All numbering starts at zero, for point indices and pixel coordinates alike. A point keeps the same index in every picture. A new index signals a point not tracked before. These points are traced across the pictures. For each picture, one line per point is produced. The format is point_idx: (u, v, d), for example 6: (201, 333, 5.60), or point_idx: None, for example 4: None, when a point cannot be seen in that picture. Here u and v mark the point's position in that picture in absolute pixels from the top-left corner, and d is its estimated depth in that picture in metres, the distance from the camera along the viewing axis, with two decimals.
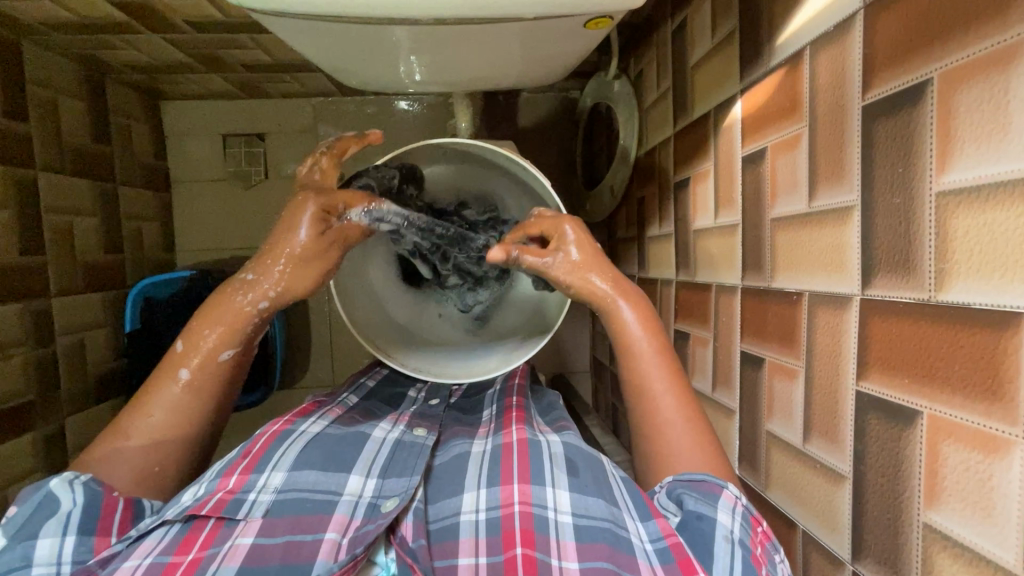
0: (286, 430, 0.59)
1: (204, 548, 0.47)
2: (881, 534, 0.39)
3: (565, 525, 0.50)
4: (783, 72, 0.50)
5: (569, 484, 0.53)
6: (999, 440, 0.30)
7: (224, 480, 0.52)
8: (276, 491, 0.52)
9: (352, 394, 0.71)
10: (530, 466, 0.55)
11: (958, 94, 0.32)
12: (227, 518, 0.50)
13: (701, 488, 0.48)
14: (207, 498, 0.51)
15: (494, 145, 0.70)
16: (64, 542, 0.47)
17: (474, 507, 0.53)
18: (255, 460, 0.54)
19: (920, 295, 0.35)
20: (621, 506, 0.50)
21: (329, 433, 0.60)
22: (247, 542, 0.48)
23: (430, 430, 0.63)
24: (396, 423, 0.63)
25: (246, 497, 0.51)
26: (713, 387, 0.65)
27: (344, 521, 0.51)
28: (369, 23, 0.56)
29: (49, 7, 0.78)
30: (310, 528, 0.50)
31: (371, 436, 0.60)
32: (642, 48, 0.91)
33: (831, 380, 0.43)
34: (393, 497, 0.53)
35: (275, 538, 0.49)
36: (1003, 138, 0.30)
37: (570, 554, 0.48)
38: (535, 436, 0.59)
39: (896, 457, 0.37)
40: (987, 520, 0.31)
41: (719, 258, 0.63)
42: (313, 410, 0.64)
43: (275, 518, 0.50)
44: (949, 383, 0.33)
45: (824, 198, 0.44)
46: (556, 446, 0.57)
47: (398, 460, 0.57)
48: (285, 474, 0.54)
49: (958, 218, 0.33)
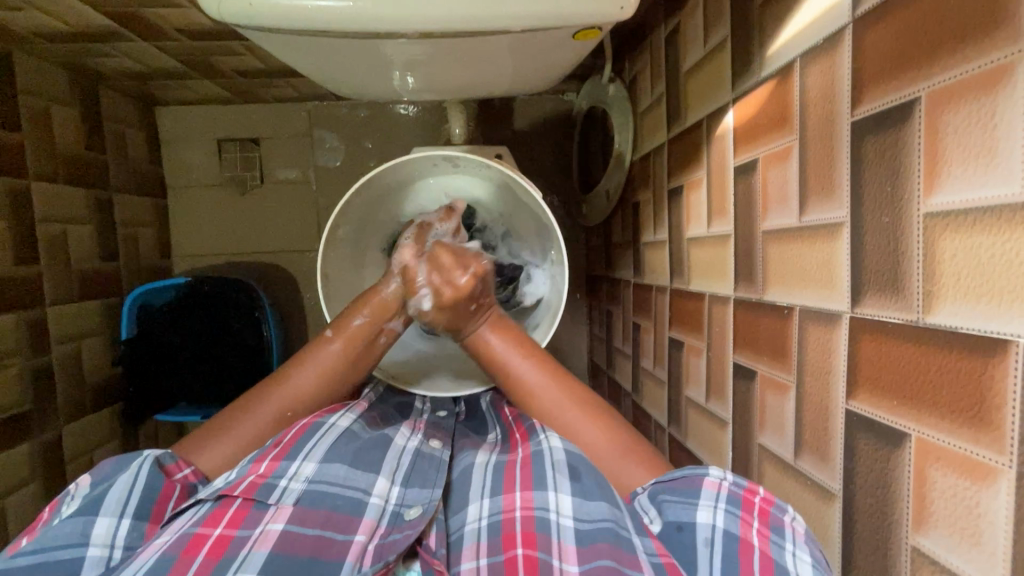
0: (316, 422, 0.57)
1: (233, 526, 0.47)
2: (871, 555, 0.38)
3: (567, 528, 0.49)
4: (773, 85, 0.50)
5: (572, 489, 0.52)
6: (985, 467, 0.30)
7: (256, 465, 0.51)
8: (307, 480, 0.52)
9: (369, 393, 0.70)
10: (530, 472, 0.54)
11: (946, 114, 0.32)
12: (258, 500, 0.49)
13: (680, 488, 0.48)
14: (239, 480, 0.50)
15: (490, 162, 0.72)
16: (119, 525, 0.49)
17: (477, 515, 0.53)
18: (287, 449, 0.53)
19: (908, 317, 0.35)
20: (622, 509, 0.49)
21: (357, 431, 0.58)
22: (277, 528, 0.47)
23: (446, 442, 0.61)
24: (414, 430, 0.63)
25: (277, 483, 0.50)
26: (707, 397, 0.64)
27: (371, 525, 0.50)
28: (356, 37, 0.56)
29: (38, 16, 0.77)
30: (340, 526, 0.50)
31: (393, 442, 0.59)
32: (636, 52, 0.90)
33: (822, 397, 0.43)
34: (417, 506, 0.53)
35: (308, 529, 0.48)
36: (991, 162, 0.29)
37: (570, 556, 0.48)
38: (537, 445, 0.56)
39: (885, 477, 0.37)
40: (975, 548, 0.31)
41: (712, 268, 0.63)
42: (343, 405, 0.62)
43: (308, 509, 0.50)
44: (938, 407, 0.33)
45: (815, 213, 0.44)
46: (558, 454, 0.54)
47: (418, 472, 0.57)
48: (316, 465, 0.53)
49: (946, 240, 0.32)
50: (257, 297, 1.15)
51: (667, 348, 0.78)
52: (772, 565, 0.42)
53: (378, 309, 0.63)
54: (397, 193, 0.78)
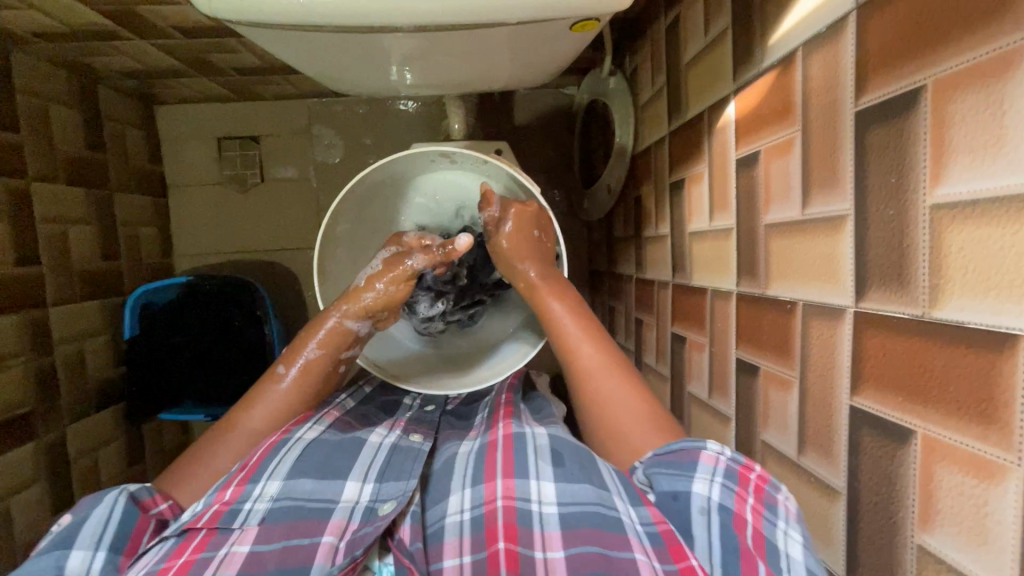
0: (282, 438, 0.56)
1: (197, 551, 0.47)
2: (876, 554, 0.38)
3: (550, 515, 0.50)
4: (775, 74, 0.49)
5: (554, 474, 0.52)
6: (993, 466, 0.29)
7: (222, 492, 0.51)
8: (272, 499, 0.51)
9: (349, 397, 0.70)
10: (513, 460, 0.54)
11: (953, 102, 0.31)
12: (221, 527, 0.48)
13: (678, 462, 0.47)
14: (204, 511, 0.50)
15: (489, 156, 0.71)
16: (95, 556, 0.48)
17: (458, 508, 0.53)
18: (252, 471, 0.53)
19: (915, 311, 0.34)
20: (610, 489, 0.50)
21: (326, 439, 0.58)
22: (244, 550, 0.47)
23: (426, 437, 0.63)
24: (391, 429, 0.63)
25: (242, 507, 0.50)
26: (709, 392, 0.63)
27: (341, 524, 0.50)
28: (351, 31, 0.55)
29: (35, 15, 0.77)
30: (307, 531, 0.49)
31: (367, 442, 0.59)
32: (636, 44, 0.89)
33: (826, 393, 0.42)
34: (390, 501, 0.53)
35: (272, 544, 0.48)
36: (1000, 151, 0.28)
37: (555, 543, 0.48)
38: (521, 430, 0.58)
39: (890, 475, 0.36)
40: (982, 548, 0.30)
41: (714, 263, 0.62)
42: (311, 415, 0.62)
43: (271, 525, 0.49)
44: (943, 403, 0.32)
45: (818, 205, 0.43)
46: (541, 440, 0.56)
47: (392, 466, 0.57)
48: (281, 482, 0.52)
49: (953, 232, 0.31)
50: (257, 297, 1.13)
51: (669, 343, 0.77)
52: (763, 541, 0.41)
53: (331, 339, 0.63)
54: (394, 190, 0.77)
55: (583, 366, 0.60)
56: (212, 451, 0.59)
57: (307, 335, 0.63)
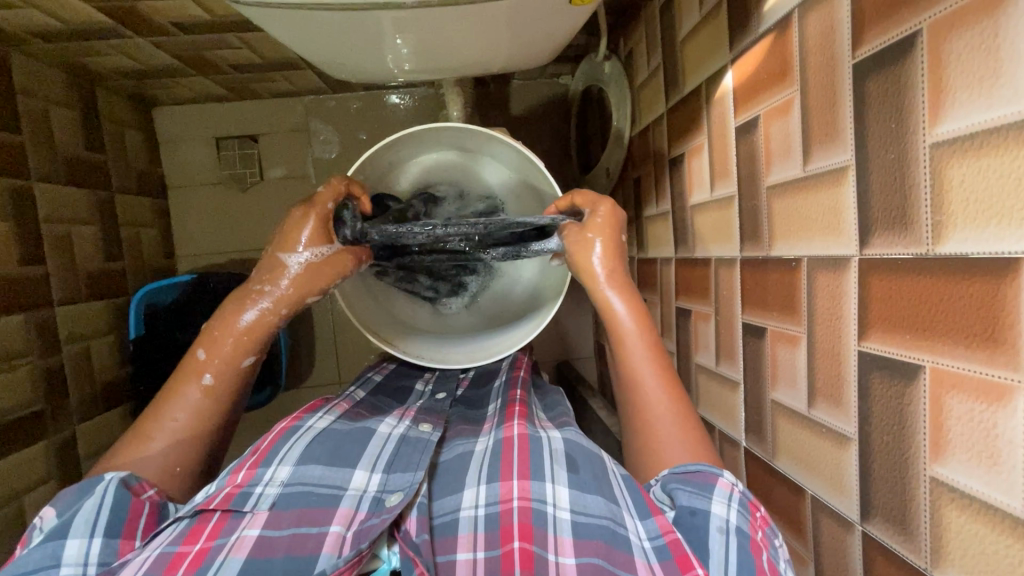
0: (293, 426, 0.57)
1: (211, 539, 0.46)
2: (890, 492, 0.39)
3: (564, 521, 0.49)
4: (771, 39, 0.50)
5: (568, 480, 0.52)
6: (1001, 387, 0.30)
7: (234, 475, 0.51)
8: (283, 484, 0.51)
9: (357, 389, 0.70)
10: (529, 460, 0.54)
11: (948, 42, 0.32)
12: (234, 509, 0.48)
13: (696, 481, 0.48)
14: (215, 493, 0.49)
15: (491, 132, 0.71)
16: (91, 543, 0.46)
17: (473, 502, 0.52)
18: (264, 455, 0.53)
19: (919, 250, 0.35)
20: (620, 504, 0.49)
21: (334, 428, 0.58)
22: (254, 534, 0.47)
23: (436, 426, 0.61)
24: (400, 419, 0.62)
25: (253, 490, 0.50)
26: (717, 360, 0.64)
27: (348, 514, 0.50)
28: (353, 9, 0.56)
29: (35, 16, 0.78)
30: (315, 520, 0.49)
31: (376, 432, 0.58)
32: (631, 26, 0.90)
33: (833, 343, 0.43)
34: (398, 492, 0.51)
35: (281, 531, 0.47)
36: (996, 83, 0.30)
37: (567, 549, 0.47)
38: (536, 432, 0.57)
39: (900, 413, 0.37)
40: (992, 471, 0.31)
41: (717, 232, 0.63)
42: (321, 405, 0.63)
43: (281, 511, 0.49)
44: (952, 334, 0.33)
45: (818, 160, 0.44)
46: (556, 443, 0.56)
47: (401, 458, 0.55)
48: (291, 467, 0.52)
49: (954, 167, 0.32)
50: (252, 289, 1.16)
51: (675, 318, 0.78)
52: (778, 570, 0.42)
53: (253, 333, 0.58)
54: (391, 175, 0.78)
55: (640, 387, 0.56)
56: (223, 428, 0.58)
57: (225, 324, 0.58)
